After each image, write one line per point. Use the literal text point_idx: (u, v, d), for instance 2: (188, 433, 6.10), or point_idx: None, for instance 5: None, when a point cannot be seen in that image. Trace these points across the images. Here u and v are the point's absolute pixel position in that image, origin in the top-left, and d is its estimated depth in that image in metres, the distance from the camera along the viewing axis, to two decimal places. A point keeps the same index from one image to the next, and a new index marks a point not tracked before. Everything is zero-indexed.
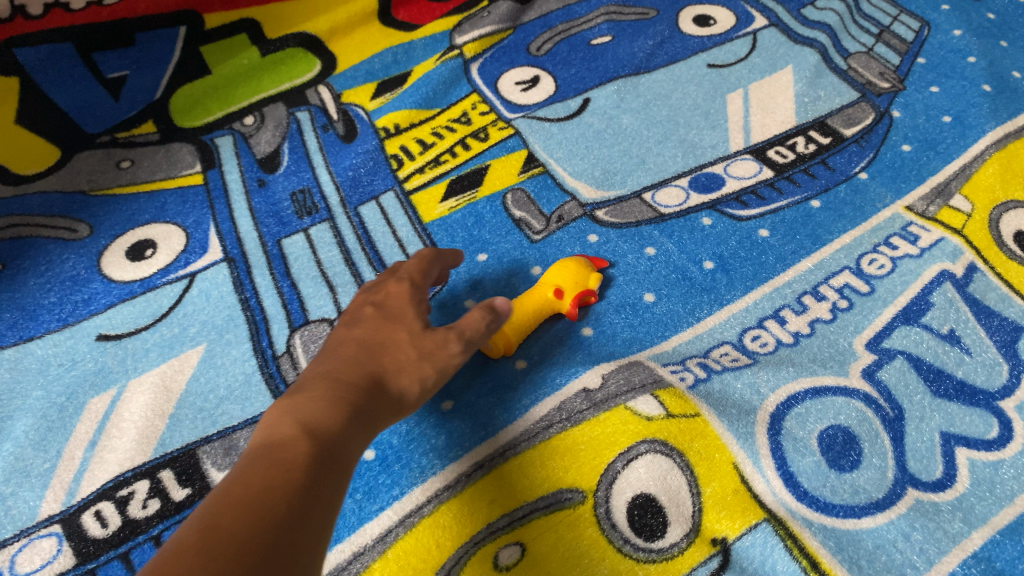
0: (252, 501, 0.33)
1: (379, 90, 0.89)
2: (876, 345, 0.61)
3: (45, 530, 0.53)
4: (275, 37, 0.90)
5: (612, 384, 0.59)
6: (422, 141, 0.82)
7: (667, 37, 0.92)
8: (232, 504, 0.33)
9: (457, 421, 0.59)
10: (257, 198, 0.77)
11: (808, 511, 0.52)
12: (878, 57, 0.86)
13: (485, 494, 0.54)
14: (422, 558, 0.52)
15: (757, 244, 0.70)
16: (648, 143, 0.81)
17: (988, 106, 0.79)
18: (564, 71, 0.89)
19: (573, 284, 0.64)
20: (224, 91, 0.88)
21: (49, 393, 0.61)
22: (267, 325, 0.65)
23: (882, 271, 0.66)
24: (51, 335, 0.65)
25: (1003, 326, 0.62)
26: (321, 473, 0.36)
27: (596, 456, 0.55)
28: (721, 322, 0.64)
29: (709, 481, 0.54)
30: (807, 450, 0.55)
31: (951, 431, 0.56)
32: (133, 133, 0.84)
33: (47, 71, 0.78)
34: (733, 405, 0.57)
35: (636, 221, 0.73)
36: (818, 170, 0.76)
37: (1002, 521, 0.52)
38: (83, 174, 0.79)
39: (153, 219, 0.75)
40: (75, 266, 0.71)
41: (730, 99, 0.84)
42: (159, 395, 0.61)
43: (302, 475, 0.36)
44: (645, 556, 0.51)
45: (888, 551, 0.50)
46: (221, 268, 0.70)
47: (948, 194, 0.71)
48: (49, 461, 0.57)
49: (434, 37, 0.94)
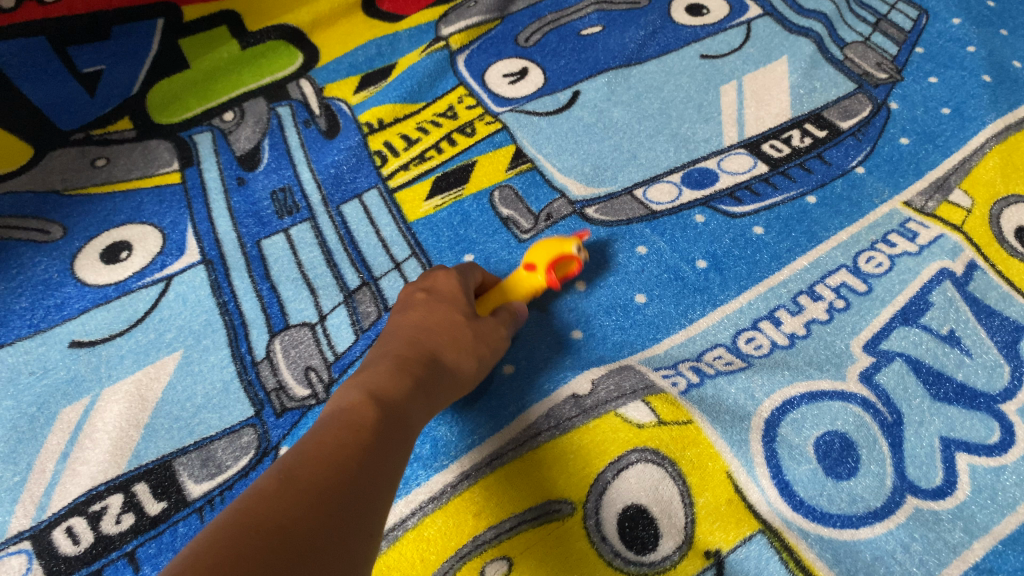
0: (327, 448, 0.37)
1: (363, 84, 0.86)
2: (873, 346, 0.59)
3: (14, 547, 0.52)
4: (255, 30, 0.89)
5: (602, 390, 0.58)
6: (407, 137, 0.80)
7: (660, 26, 0.89)
8: (311, 453, 0.37)
9: (443, 428, 0.57)
10: (236, 197, 0.75)
11: (804, 521, 0.50)
12: (875, 47, 0.84)
13: (471, 505, 0.52)
14: (405, 573, 0.50)
15: (751, 242, 0.68)
16: (639, 137, 0.78)
17: (988, 97, 0.77)
18: (553, 63, 0.87)
19: (544, 255, 0.61)
20: (202, 86, 0.86)
21: (20, 403, 0.60)
22: (246, 330, 0.64)
23: (880, 270, 0.64)
24: (22, 342, 0.64)
25: (1004, 326, 0.60)
26: (384, 432, 0.41)
27: (585, 465, 0.53)
28: (713, 324, 0.63)
29: (702, 490, 0.52)
30: (803, 458, 0.53)
31: (951, 436, 0.54)
32: (109, 130, 0.81)
33: (20, 67, 0.76)
34: (726, 412, 0.56)
35: (627, 219, 0.71)
36: (814, 164, 0.74)
37: (1004, 531, 0.49)
38: (57, 173, 0.77)
39: (129, 220, 0.74)
40: (47, 270, 0.69)
41: (724, 91, 0.82)
42: (134, 404, 0.59)
43: (366, 433, 0.40)
44: (636, 570, 0.49)
45: (887, 563, 0.48)
46: (199, 271, 0.69)
47: (948, 189, 0.70)
48: (19, 474, 0.56)
49: (419, 28, 0.91)
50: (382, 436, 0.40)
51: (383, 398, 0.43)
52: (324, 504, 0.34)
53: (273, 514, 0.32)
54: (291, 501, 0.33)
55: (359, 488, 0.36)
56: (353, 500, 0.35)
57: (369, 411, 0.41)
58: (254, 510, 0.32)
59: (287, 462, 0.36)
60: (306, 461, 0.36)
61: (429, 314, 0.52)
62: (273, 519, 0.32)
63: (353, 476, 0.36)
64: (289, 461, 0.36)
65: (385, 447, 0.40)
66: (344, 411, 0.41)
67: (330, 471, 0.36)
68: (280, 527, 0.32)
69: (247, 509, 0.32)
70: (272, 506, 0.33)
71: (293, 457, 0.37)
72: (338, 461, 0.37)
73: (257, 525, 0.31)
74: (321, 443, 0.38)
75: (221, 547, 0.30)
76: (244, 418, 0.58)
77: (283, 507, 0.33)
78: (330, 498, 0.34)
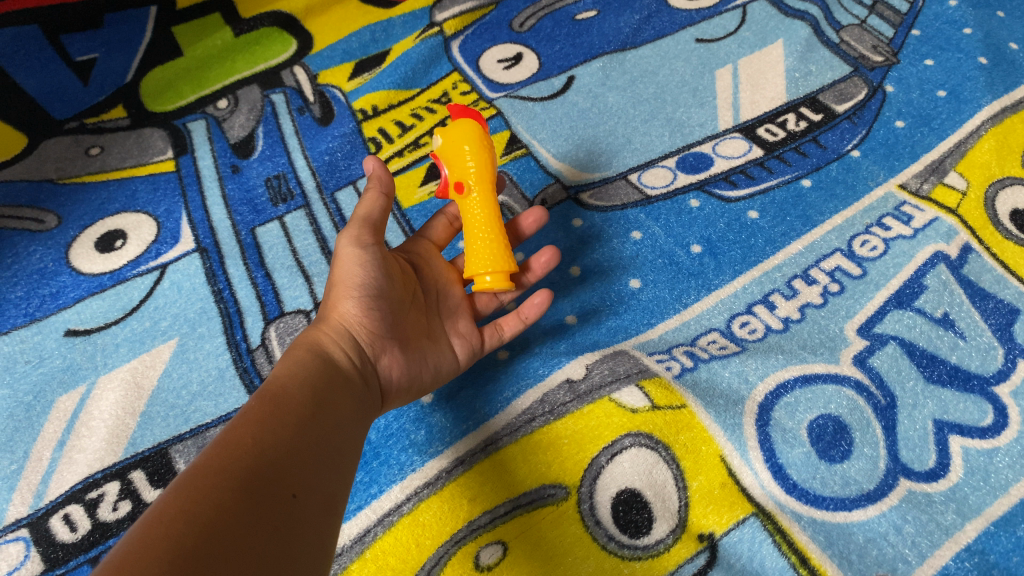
0: (272, 412, 0.41)
1: (357, 70, 0.86)
2: (868, 330, 0.59)
3: (13, 535, 0.52)
4: (249, 16, 0.89)
5: (596, 374, 0.58)
6: (401, 123, 0.80)
7: (654, 11, 0.89)
8: (255, 415, 0.41)
9: (437, 414, 0.58)
10: (230, 185, 0.75)
11: (797, 504, 0.50)
12: (871, 29, 0.84)
13: (466, 490, 0.53)
14: (401, 558, 0.50)
15: (746, 226, 0.68)
16: (634, 122, 0.78)
17: (984, 79, 0.76)
18: (548, 48, 0.87)
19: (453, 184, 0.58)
20: (196, 74, 0.86)
21: (16, 392, 0.60)
22: (241, 318, 0.64)
23: (875, 253, 0.64)
24: (18, 331, 0.64)
25: (998, 309, 0.60)
26: (325, 398, 0.45)
27: (579, 450, 0.54)
28: (708, 309, 0.63)
29: (696, 474, 0.52)
30: (797, 441, 0.53)
31: (944, 419, 0.54)
32: (103, 118, 0.81)
33: (14, 54, 0.77)
34: (720, 396, 0.56)
35: (621, 205, 0.71)
36: (809, 148, 0.73)
37: (996, 512, 0.50)
38: (51, 162, 0.77)
39: (123, 209, 0.74)
40: (42, 259, 0.69)
41: (719, 75, 0.82)
42: (130, 392, 0.60)
43: (308, 400, 0.44)
44: (630, 554, 0.49)
45: (879, 545, 0.49)
46: (194, 259, 0.69)
47: (943, 172, 0.69)
48: (16, 462, 0.56)
49: (413, 14, 0.91)
50: (324, 404, 0.44)
51: (320, 367, 0.47)
52: (274, 466, 0.38)
53: (229, 471, 0.36)
54: (244, 461, 0.37)
55: (307, 456, 0.40)
56: (299, 466, 0.39)
57: (309, 380, 0.45)
58: (209, 469, 0.36)
59: (233, 423, 0.40)
60: (252, 423, 0.40)
61: (368, 253, 0.54)
62: (229, 476, 0.36)
63: (299, 441, 0.41)
64: (238, 421, 0.40)
65: (328, 414, 0.44)
66: (283, 378, 0.45)
67: (276, 433, 0.40)
68: (237, 486, 0.36)
69: (204, 469, 0.36)
70: (228, 466, 0.37)
71: (238, 419, 0.40)
72: (283, 426, 0.41)
73: (214, 483, 0.35)
74: (265, 405, 0.42)
75: (185, 503, 0.34)
76: (239, 405, 0.58)
77: (237, 466, 0.37)
78: (280, 460, 0.39)
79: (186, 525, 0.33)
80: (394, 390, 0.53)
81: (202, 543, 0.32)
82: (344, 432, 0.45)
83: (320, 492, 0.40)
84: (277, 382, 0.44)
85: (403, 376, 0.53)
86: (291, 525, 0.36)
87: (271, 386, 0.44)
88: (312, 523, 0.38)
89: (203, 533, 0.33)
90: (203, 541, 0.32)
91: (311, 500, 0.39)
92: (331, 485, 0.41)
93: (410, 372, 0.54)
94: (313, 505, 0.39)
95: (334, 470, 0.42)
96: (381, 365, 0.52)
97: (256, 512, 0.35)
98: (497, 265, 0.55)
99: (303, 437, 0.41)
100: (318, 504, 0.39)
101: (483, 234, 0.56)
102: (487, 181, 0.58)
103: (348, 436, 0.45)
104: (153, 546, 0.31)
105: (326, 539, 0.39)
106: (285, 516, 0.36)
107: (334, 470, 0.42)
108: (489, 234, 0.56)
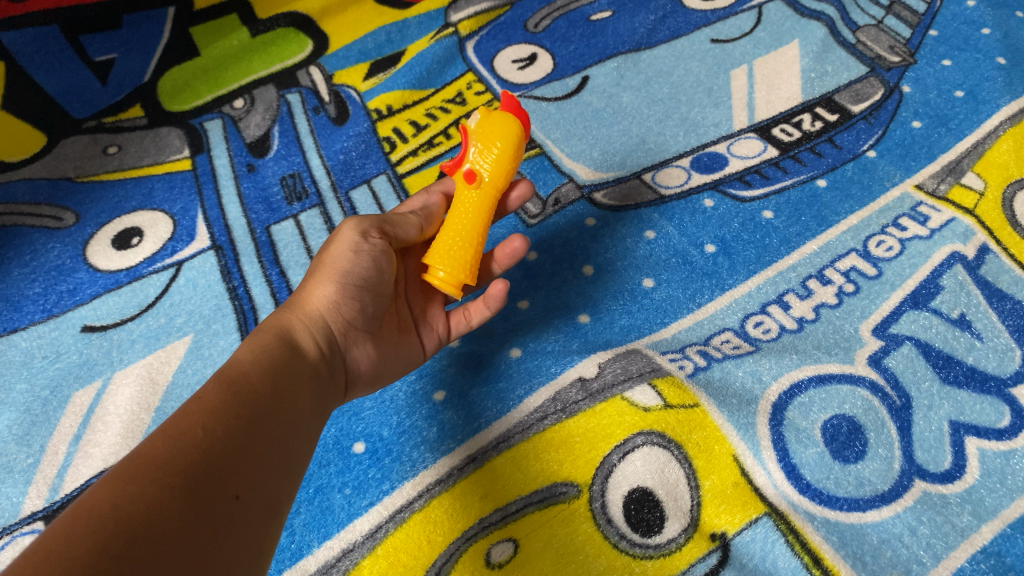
0: (226, 402, 0.41)
1: (372, 70, 0.87)
2: (883, 330, 0.59)
3: (27, 527, 0.53)
4: (265, 17, 0.89)
5: (608, 373, 0.57)
6: (415, 123, 0.81)
7: (670, 11, 0.89)
8: (210, 404, 0.40)
9: (449, 411, 0.58)
10: (246, 183, 0.76)
11: (810, 504, 0.50)
12: (888, 30, 0.83)
13: (479, 489, 0.53)
14: (412, 555, 0.50)
15: (760, 226, 0.68)
16: (648, 122, 0.78)
17: (1002, 79, 0.76)
18: (563, 48, 0.87)
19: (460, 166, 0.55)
20: (212, 74, 0.86)
21: (33, 386, 0.61)
22: (254, 314, 0.65)
23: (890, 253, 0.64)
24: (35, 326, 0.65)
25: (1016, 310, 0.59)
26: (285, 391, 0.45)
27: (591, 448, 0.53)
28: (722, 308, 0.62)
29: (708, 473, 0.52)
30: (811, 441, 0.53)
31: (960, 420, 0.53)
32: (120, 118, 0.82)
33: (32, 55, 0.78)
34: (733, 395, 0.55)
35: (635, 204, 0.71)
36: (824, 148, 0.73)
37: (1013, 514, 0.49)
38: (69, 160, 0.78)
39: (139, 206, 0.75)
40: (60, 255, 0.70)
41: (734, 75, 0.81)
42: (145, 387, 0.60)
43: (266, 392, 0.43)
44: (642, 553, 0.49)
45: (893, 546, 0.48)
46: (209, 256, 0.69)
47: (960, 172, 0.69)
48: (32, 456, 0.56)
49: (429, 15, 0.91)
50: (282, 397, 0.44)
51: (286, 356, 0.47)
52: (220, 465, 0.38)
53: (171, 467, 0.36)
54: (189, 457, 0.37)
55: (256, 455, 0.40)
56: (249, 466, 0.39)
57: (275, 370, 0.45)
58: (153, 461, 0.36)
59: (186, 409, 0.40)
60: (205, 412, 0.40)
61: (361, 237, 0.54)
62: (171, 471, 0.36)
63: (250, 438, 0.40)
64: (191, 408, 0.40)
65: (285, 408, 0.44)
66: (246, 363, 0.45)
67: (227, 427, 0.40)
68: (177, 484, 0.35)
69: (146, 459, 0.36)
70: (172, 459, 0.36)
71: (192, 405, 0.40)
72: (236, 419, 0.40)
73: (152, 477, 0.35)
74: (223, 394, 0.41)
75: (117, 499, 0.33)
76: None
77: (181, 460, 0.36)
78: (226, 458, 0.38)
79: (117, 525, 0.32)
80: (356, 381, 0.54)
81: (128, 542, 0.31)
82: (299, 429, 0.44)
83: (264, 495, 0.39)
84: (237, 366, 0.44)
85: (368, 368, 0.54)
86: (229, 529, 0.36)
87: (232, 370, 0.44)
88: (251, 528, 0.37)
89: (134, 531, 0.32)
90: (131, 543, 0.32)
91: (254, 503, 0.38)
92: (277, 487, 0.41)
93: (374, 365, 0.54)
94: (254, 509, 0.38)
95: (280, 471, 0.41)
96: (348, 357, 0.52)
97: (192, 510, 0.35)
98: (455, 266, 0.51)
99: (255, 433, 0.41)
100: (260, 508, 0.39)
101: (460, 232, 0.52)
102: (499, 184, 0.54)
103: (301, 432, 0.45)
104: (75, 543, 0.31)
105: (266, 543, 0.38)
106: (223, 519, 0.36)
107: (283, 470, 0.42)
108: (461, 235, 0.52)
